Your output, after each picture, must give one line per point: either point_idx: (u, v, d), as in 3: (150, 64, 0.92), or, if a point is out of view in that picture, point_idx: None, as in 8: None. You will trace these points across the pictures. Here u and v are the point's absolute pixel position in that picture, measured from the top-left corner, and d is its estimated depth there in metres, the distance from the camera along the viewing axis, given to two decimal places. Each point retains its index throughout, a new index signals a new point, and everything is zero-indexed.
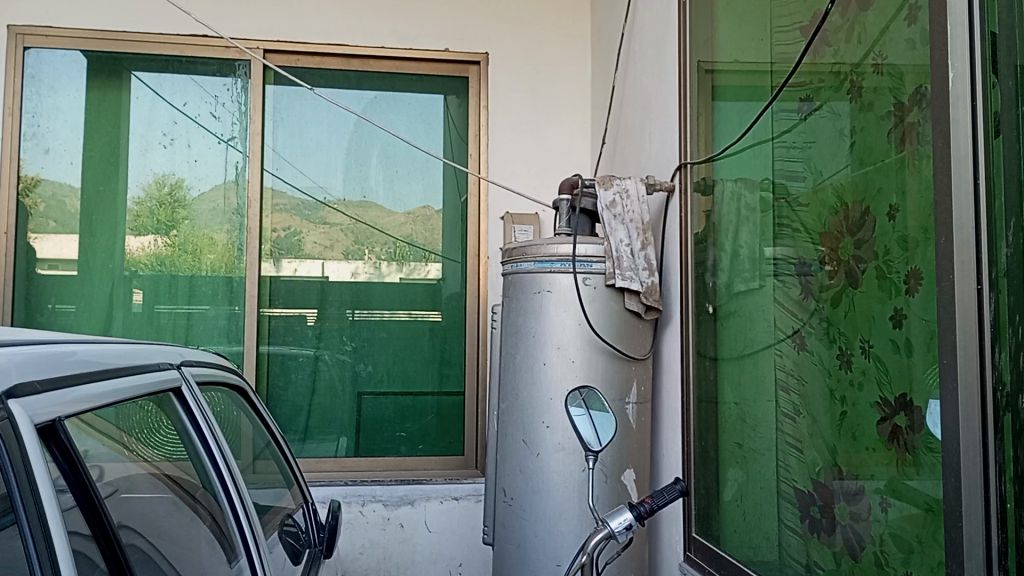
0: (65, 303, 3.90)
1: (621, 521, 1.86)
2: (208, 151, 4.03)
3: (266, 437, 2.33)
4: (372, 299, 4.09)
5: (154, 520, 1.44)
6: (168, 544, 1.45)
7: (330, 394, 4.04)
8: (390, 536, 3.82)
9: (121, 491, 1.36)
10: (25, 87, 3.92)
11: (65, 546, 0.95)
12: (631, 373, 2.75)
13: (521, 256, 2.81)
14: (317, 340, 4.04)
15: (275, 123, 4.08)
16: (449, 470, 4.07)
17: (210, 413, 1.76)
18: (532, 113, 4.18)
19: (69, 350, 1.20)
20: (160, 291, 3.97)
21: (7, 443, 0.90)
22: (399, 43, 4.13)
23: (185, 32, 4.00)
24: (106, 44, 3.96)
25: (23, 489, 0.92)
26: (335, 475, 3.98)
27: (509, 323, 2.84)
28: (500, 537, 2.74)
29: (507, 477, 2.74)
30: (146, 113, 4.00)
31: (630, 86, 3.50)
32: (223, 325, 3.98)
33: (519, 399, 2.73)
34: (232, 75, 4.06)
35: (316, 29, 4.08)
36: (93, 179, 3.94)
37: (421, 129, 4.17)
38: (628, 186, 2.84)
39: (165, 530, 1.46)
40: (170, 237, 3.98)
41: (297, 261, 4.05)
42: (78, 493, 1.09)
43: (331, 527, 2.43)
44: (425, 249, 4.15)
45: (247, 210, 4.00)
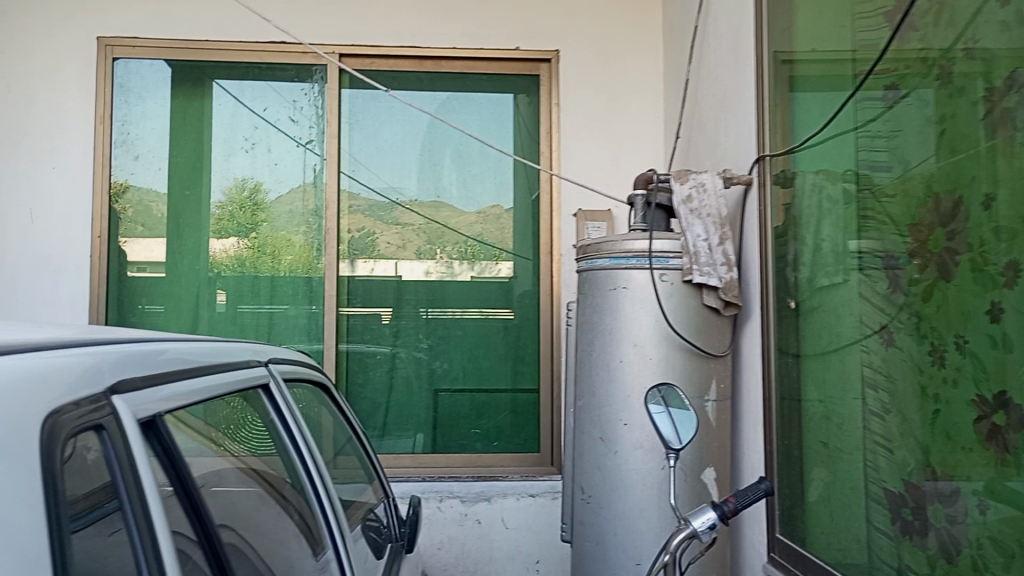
0: (154, 304, 4.06)
1: (704, 520, 1.84)
2: (287, 154, 4.14)
3: (348, 432, 2.37)
4: (446, 297, 4.12)
5: (245, 513, 1.48)
6: (259, 537, 1.49)
7: (407, 392, 4.10)
8: (468, 532, 3.85)
9: (214, 485, 1.40)
10: (115, 96, 4.09)
11: (165, 538, 0.98)
12: (710, 370, 2.71)
13: (595, 253, 2.79)
14: (394, 338, 4.10)
15: (350, 126, 4.16)
16: (525, 467, 4.07)
17: (295, 410, 1.80)
18: (603, 108, 4.14)
19: (158, 348, 1.24)
20: (243, 291, 4.10)
21: (112, 435, 0.93)
22: (470, 43, 4.14)
23: (263, 39, 4.10)
24: (189, 53, 4.09)
25: (128, 481, 0.95)
26: (413, 471, 4.03)
27: (585, 320, 2.82)
28: (579, 535, 2.73)
29: (585, 475, 2.72)
30: (228, 119, 4.13)
31: (704, 78, 3.43)
32: (303, 324, 4.09)
33: (596, 397, 2.71)
34: (309, 80, 4.15)
35: (389, 32, 4.13)
36: (179, 184, 4.09)
37: (493, 128, 4.20)
38: (705, 180, 2.79)
39: (256, 523, 1.50)
40: (250, 238, 4.10)
41: (372, 261, 4.12)
42: (177, 488, 1.13)
43: (412, 522, 2.46)
44: (496, 247, 4.16)
45: (325, 211, 4.08)
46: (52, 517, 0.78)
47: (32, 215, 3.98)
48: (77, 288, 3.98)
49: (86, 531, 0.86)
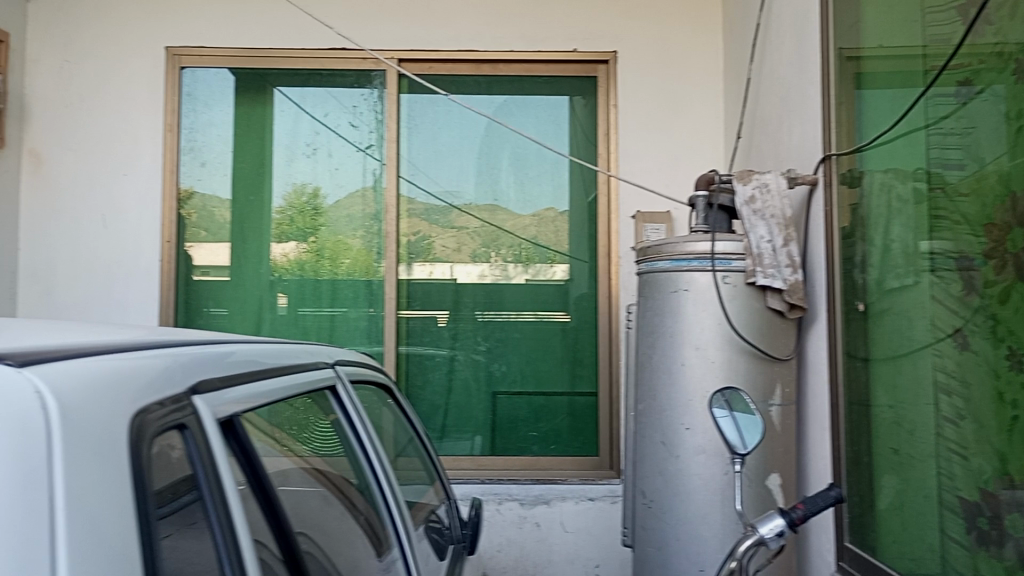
0: (219, 307, 4.17)
1: (772, 527, 1.82)
2: (347, 159, 4.20)
3: (409, 433, 2.40)
4: (503, 300, 4.13)
5: (314, 512, 1.51)
6: (328, 537, 1.51)
7: (466, 394, 4.12)
8: (527, 535, 3.85)
9: (285, 484, 1.43)
10: (182, 105, 4.21)
11: (244, 534, 0.99)
12: (774, 374, 2.66)
13: (655, 255, 2.77)
14: (452, 340, 4.13)
15: (409, 130, 4.20)
16: (584, 470, 4.06)
17: (361, 410, 1.83)
18: (662, 109, 4.10)
19: (227, 351, 1.26)
20: (305, 295, 4.17)
21: (193, 432, 0.95)
22: (527, 45, 4.13)
23: (324, 46, 4.16)
24: (253, 61, 4.19)
25: (209, 479, 0.96)
26: (472, 473, 4.05)
27: (646, 322, 2.80)
28: (640, 540, 2.70)
29: (646, 479, 2.70)
30: (290, 125, 4.21)
31: (766, 76, 3.37)
32: (364, 326, 4.14)
33: (657, 400, 2.69)
34: (369, 85, 4.21)
35: (447, 36, 4.15)
36: (244, 190, 4.19)
37: (551, 131, 4.19)
38: (768, 180, 2.74)
39: (325, 523, 1.53)
40: (309, 242, 4.17)
41: (429, 264, 4.16)
42: (253, 487, 1.16)
43: (474, 524, 2.47)
44: (551, 249, 4.16)
45: (384, 215, 4.14)
46: (144, 508, 0.79)
47: (105, 220, 4.12)
48: (147, 291, 4.10)
49: (172, 527, 0.87)
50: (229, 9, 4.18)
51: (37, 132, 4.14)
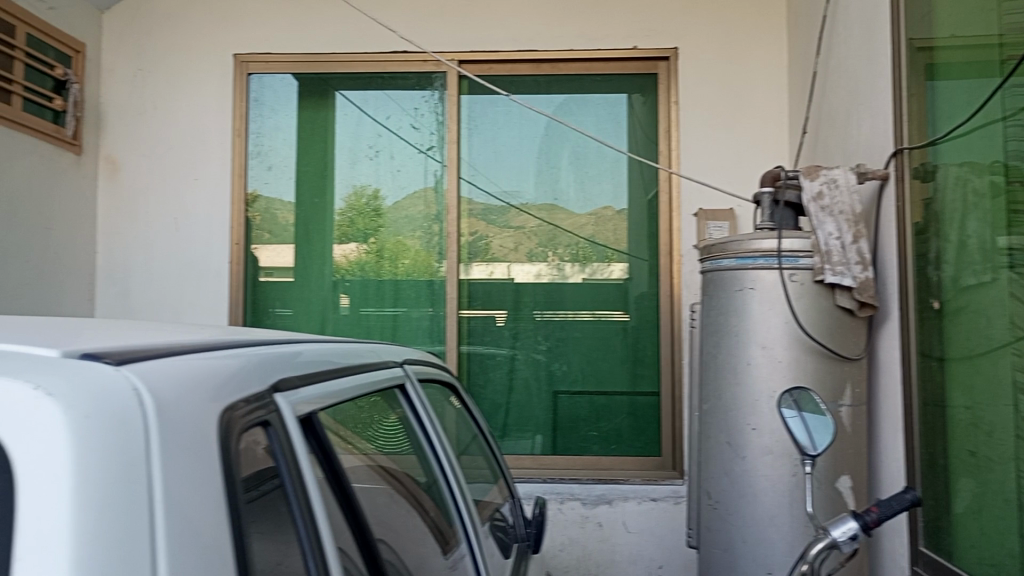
0: (285, 307, 4.26)
1: (845, 530, 1.78)
2: (409, 160, 4.25)
3: (473, 431, 2.42)
4: (563, 299, 4.12)
5: (389, 507, 1.54)
6: (400, 531, 1.54)
7: (527, 393, 4.13)
8: (590, 534, 3.85)
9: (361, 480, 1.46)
10: (250, 110, 4.31)
11: (326, 529, 1.01)
12: (844, 374, 2.61)
13: (720, 253, 2.73)
14: (513, 339, 4.14)
15: (469, 131, 4.23)
16: (646, 471, 4.03)
17: (429, 409, 1.85)
18: (724, 105, 4.03)
19: (296, 352, 1.29)
20: (368, 295, 4.23)
21: (276, 429, 0.98)
22: (587, 43, 4.12)
23: (385, 49, 4.21)
24: (316, 66, 4.27)
25: (293, 474, 0.98)
26: (533, 472, 4.06)
27: (710, 321, 2.77)
28: (706, 541, 2.67)
29: (711, 480, 2.67)
30: (353, 128, 4.28)
31: (834, 69, 3.30)
32: (426, 326, 4.19)
33: (722, 400, 2.66)
34: (429, 87, 4.25)
35: (506, 36, 4.16)
36: (308, 193, 4.28)
37: (611, 129, 4.18)
38: (837, 175, 2.68)
39: (399, 517, 1.56)
40: (369, 244, 4.24)
41: (487, 264, 4.18)
42: (333, 486, 1.18)
43: (538, 522, 2.47)
44: (609, 248, 4.13)
45: (445, 215, 4.18)
46: (232, 500, 0.81)
47: (176, 224, 4.24)
48: (217, 292, 4.22)
49: (256, 520, 0.89)
50: (293, 16, 4.26)
51: (113, 140, 4.30)
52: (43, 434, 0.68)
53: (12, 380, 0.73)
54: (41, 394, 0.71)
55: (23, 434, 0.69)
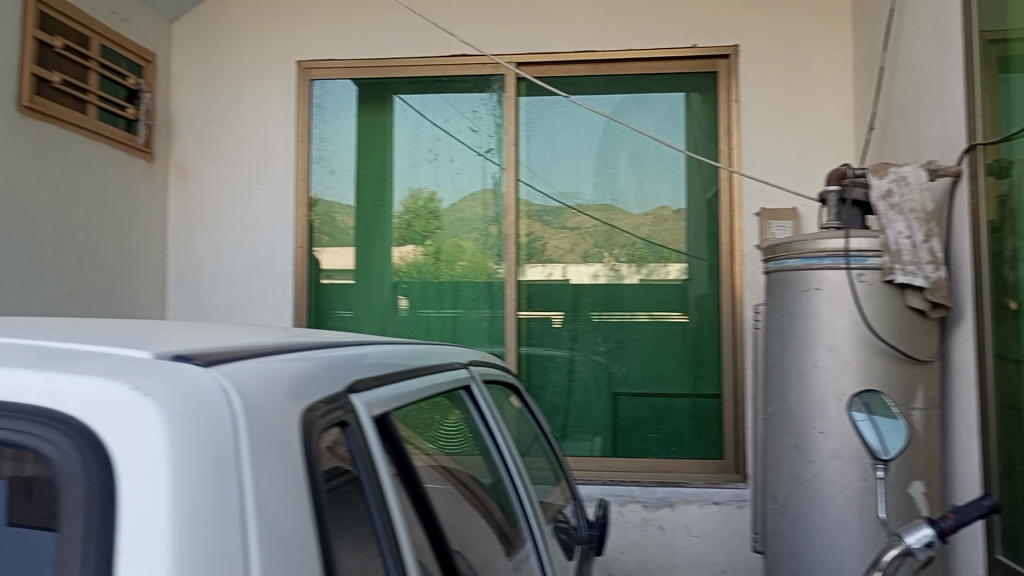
0: (347, 309, 4.34)
1: (919, 537, 1.74)
2: (468, 163, 4.28)
3: (534, 432, 2.42)
4: (622, 301, 4.09)
5: (460, 507, 1.55)
6: (472, 530, 1.55)
7: (587, 395, 4.12)
8: (651, 537, 3.83)
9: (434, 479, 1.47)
10: (313, 116, 4.40)
11: (404, 529, 1.02)
12: (916, 376, 2.54)
13: (784, 253, 2.68)
14: (572, 341, 4.13)
15: (528, 133, 4.24)
16: (708, 473, 3.98)
17: (495, 410, 1.86)
18: (787, 102, 3.96)
19: (363, 354, 1.32)
20: (427, 297, 4.28)
21: (354, 430, 1.00)
22: (646, 43, 4.09)
23: (444, 53, 4.25)
24: (377, 72, 4.33)
25: (371, 475, 1.00)
26: (593, 474, 4.05)
27: (774, 323, 2.72)
28: (773, 546, 2.63)
29: (777, 483, 2.63)
30: (413, 132, 4.33)
31: (902, 64, 3.22)
32: (485, 327, 4.21)
33: (788, 403, 2.61)
34: (488, 90, 4.27)
35: (565, 37, 4.16)
36: (370, 197, 4.34)
37: (670, 128, 4.14)
38: (906, 173, 2.63)
39: (469, 517, 1.57)
40: (425, 246, 4.28)
41: (543, 265, 4.19)
42: (409, 486, 1.19)
43: (600, 524, 2.47)
44: (666, 248, 4.09)
45: (504, 217, 4.20)
46: (317, 499, 0.82)
47: (243, 228, 4.35)
48: (282, 294, 4.31)
49: (341, 519, 0.91)
50: (354, 22, 4.32)
51: (183, 147, 4.43)
52: (141, 433, 0.71)
53: (110, 380, 0.76)
54: (138, 394, 0.74)
55: (122, 432, 0.71)
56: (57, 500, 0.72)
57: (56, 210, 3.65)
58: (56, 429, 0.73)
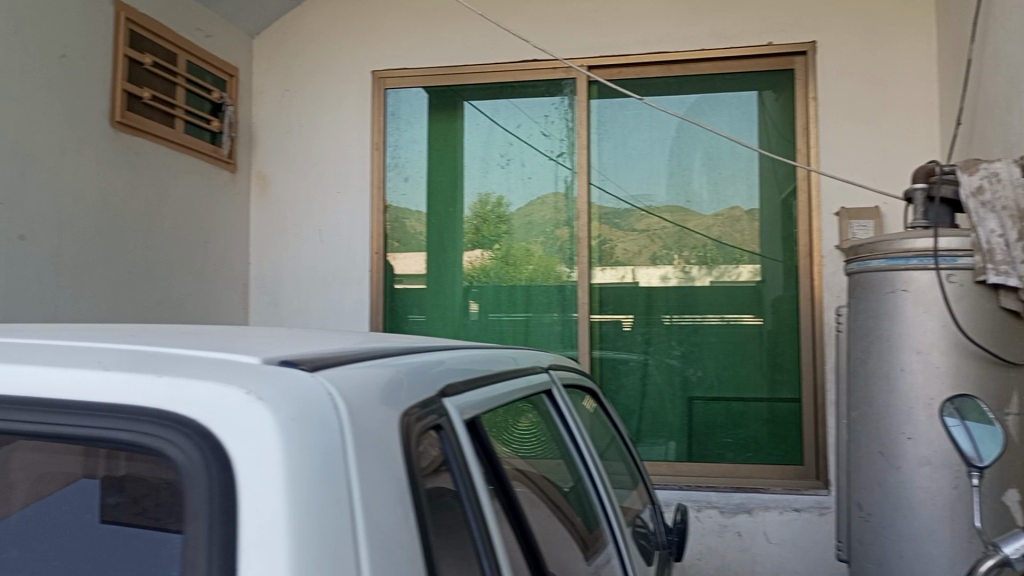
0: (420, 313, 4.40)
1: (1018, 548, 1.67)
2: (540, 168, 4.30)
3: (611, 435, 2.42)
4: (697, 304, 4.04)
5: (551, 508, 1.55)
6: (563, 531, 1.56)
7: (661, 399, 4.08)
8: (729, 543, 3.79)
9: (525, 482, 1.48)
10: (388, 124, 4.48)
11: (497, 533, 1.03)
12: (1011, 381, 2.43)
13: (868, 253, 2.60)
14: (646, 344, 4.10)
15: (599, 136, 4.23)
16: (787, 479, 3.90)
17: (575, 414, 1.86)
18: (867, 98, 3.86)
19: (448, 357, 1.34)
20: (498, 301, 4.31)
21: (448, 435, 1.02)
22: (720, 42, 4.04)
23: (516, 59, 4.28)
24: (449, 79, 4.38)
25: (466, 480, 1.01)
26: (669, 479, 4.01)
27: (858, 326, 2.65)
28: (858, 555, 2.56)
29: (862, 490, 2.56)
30: (485, 137, 4.37)
31: (991, 56, 3.10)
32: (558, 331, 4.22)
33: (873, 408, 2.54)
34: (559, 94, 4.28)
35: (637, 40, 4.14)
36: (442, 202, 4.40)
37: (745, 128, 4.07)
38: (998, 169, 2.54)
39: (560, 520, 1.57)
40: (493, 250, 4.32)
41: (612, 268, 4.18)
42: (499, 490, 1.20)
43: (679, 530, 2.45)
44: (737, 249, 4.02)
45: (576, 220, 4.20)
46: (419, 503, 0.84)
47: (320, 234, 4.46)
48: (359, 300, 4.40)
49: (441, 522, 0.92)
50: (427, 32, 4.39)
51: (264, 157, 4.57)
52: (257, 435, 0.74)
53: (226, 384, 0.80)
54: (253, 398, 0.77)
55: (239, 434, 0.75)
56: (183, 499, 0.76)
57: (146, 219, 3.81)
58: (179, 432, 0.76)
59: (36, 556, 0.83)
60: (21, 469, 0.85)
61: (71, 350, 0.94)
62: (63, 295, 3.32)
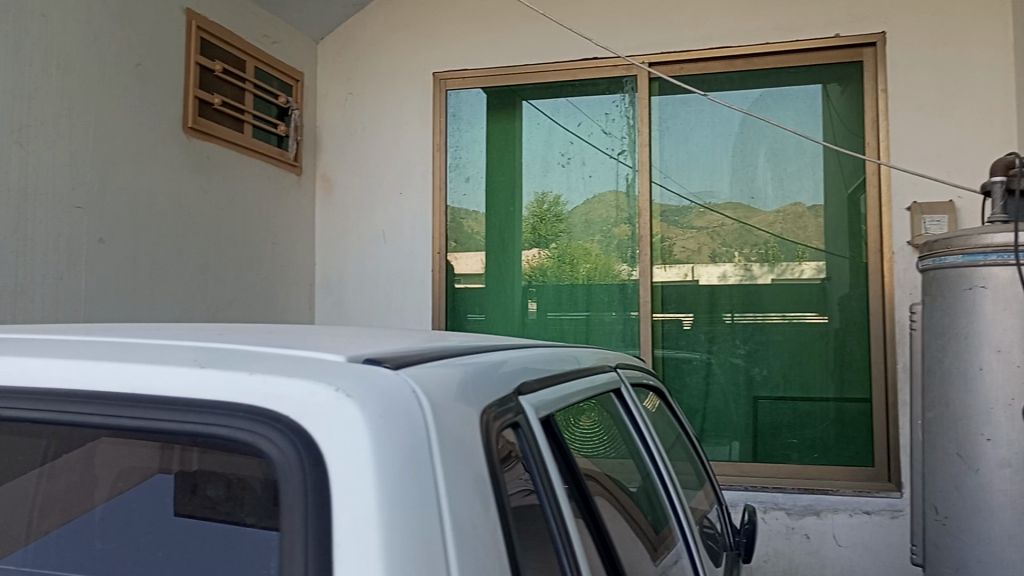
0: (480, 312, 4.43)
1: None
2: (600, 166, 4.28)
3: (676, 433, 2.40)
4: (762, 302, 3.97)
5: (624, 510, 1.54)
6: (636, 532, 1.54)
7: (725, 398, 4.02)
8: (797, 546, 3.73)
9: (600, 483, 1.47)
10: (449, 124, 4.51)
11: (575, 533, 1.03)
12: None
13: (943, 249, 2.52)
14: (709, 343, 4.05)
15: (660, 133, 4.19)
16: (857, 481, 3.80)
17: (643, 413, 1.85)
18: (940, 90, 3.74)
19: (518, 357, 1.34)
20: (556, 301, 4.31)
21: (526, 433, 1.03)
22: (785, 36, 3.97)
23: (576, 57, 4.27)
24: (509, 78, 4.39)
25: (543, 479, 1.02)
26: (733, 479, 3.95)
27: (932, 323, 2.58)
28: (934, 560, 2.49)
29: (938, 493, 2.49)
30: (545, 137, 4.38)
31: None
32: (619, 330, 4.20)
33: (950, 408, 2.46)
34: (620, 92, 4.26)
35: (699, 35, 4.09)
36: (503, 202, 4.42)
37: (811, 122, 3.99)
38: None
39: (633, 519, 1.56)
40: (550, 249, 4.33)
41: (671, 266, 4.13)
42: (575, 490, 1.20)
43: (747, 531, 2.42)
44: (799, 245, 3.95)
45: (638, 219, 4.17)
46: (502, 501, 0.85)
47: (384, 236, 4.52)
48: (421, 300, 4.45)
49: (523, 521, 0.93)
50: (488, 32, 4.41)
51: (328, 159, 4.66)
52: (348, 432, 0.76)
53: (315, 381, 0.82)
54: (341, 395, 0.79)
55: (331, 430, 0.77)
56: (279, 494, 0.79)
57: (217, 222, 3.92)
58: (272, 428, 0.79)
59: (120, 551, 0.89)
60: (105, 466, 0.90)
61: (159, 349, 0.97)
62: (141, 296, 3.44)
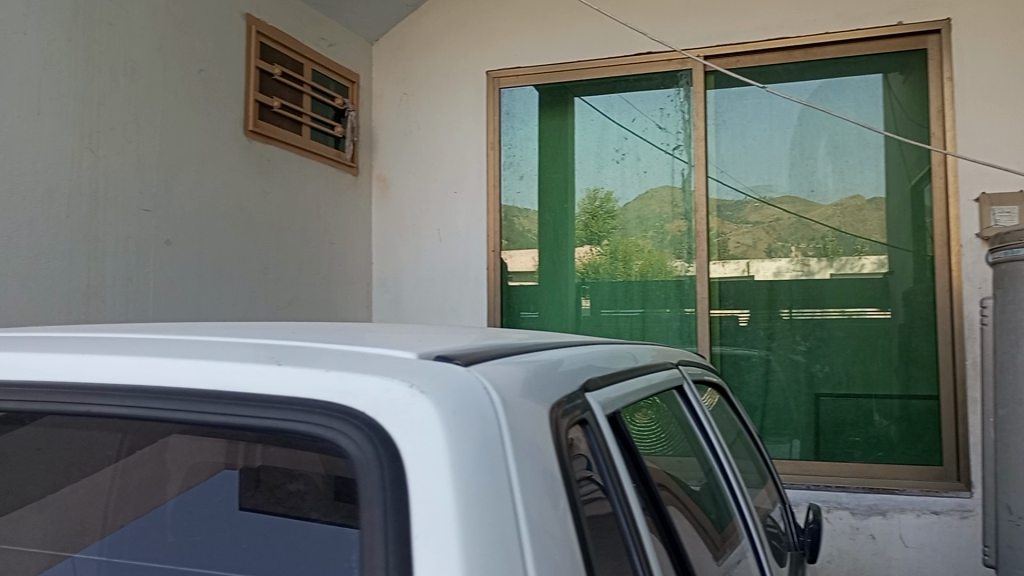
0: (533, 310, 4.43)
1: None
2: (655, 161, 4.25)
3: (737, 429, 2.37)
4: (823, 297, 3.89)
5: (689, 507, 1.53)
6: (702, 531, 1.53)
7: (786, 396, 3.95)
8: (862, 546, 3.66)
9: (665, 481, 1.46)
10: (503, 122, 4.52)
11: (645, 531, 1.03)
12: None
13: (1017, 241, 2.43)
14: (768, 340, 3.98)
15: (717, 127, 4.14)
16: (924, 480, 3.70)
17: (706, 410, 1.83)
18: (1009, 77, 3.61)
19: (580, 355, 1.34)
20: (610, 298, 4.29)
21: (593, 430, 1.03)
22: (845, 25, 3.88)
23: (630, 52, 4.24)
24: (562, 75, 4.39)
25: (612, 476, 1.01)
26: (795, 478, 3.88)
27: (1005, 317, 2.49)
28: (1009, 562, 2.41)
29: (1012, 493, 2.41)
30: (599, 133, 4.36)
31: None
32: (676, 327, 4.15)
33: None
34: (674, 86, 4.22)
35: (756, 26, 4.03)
36: (557, 199, 4.41)
37: (873, 113, 3.89)
38: None
39: (698, 517, 1.55)
40: (602, 246, 4.31)
41: (728, 261, 4.08)
42: (643, 489, 1.20)
43: (812, 531, 2.38)
44: (859, 239, 3.86)
45: (694, 214, 4.11)
46: (574, 497, 0.85)
47: (440, 235, 4.55)
48: (475, 298, 4.47)
49: (594, 518, 0.93)
50: (542, 29, 4.41)
51: (384, 159, 4.72)
52: (423, 427, 0.77)
53: (388, 378, 0.83)
54: (415, 392, 0.80)
55: (407, 426, 0.78)
56: (356, 488, 0.80)
57: (277, 223, 3.99)
58: (349, 423, 0.81)
59: (205, 543, 0.91)
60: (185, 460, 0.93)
61: (236, 347, 1.00)
62: (205, 297, 3.52)
